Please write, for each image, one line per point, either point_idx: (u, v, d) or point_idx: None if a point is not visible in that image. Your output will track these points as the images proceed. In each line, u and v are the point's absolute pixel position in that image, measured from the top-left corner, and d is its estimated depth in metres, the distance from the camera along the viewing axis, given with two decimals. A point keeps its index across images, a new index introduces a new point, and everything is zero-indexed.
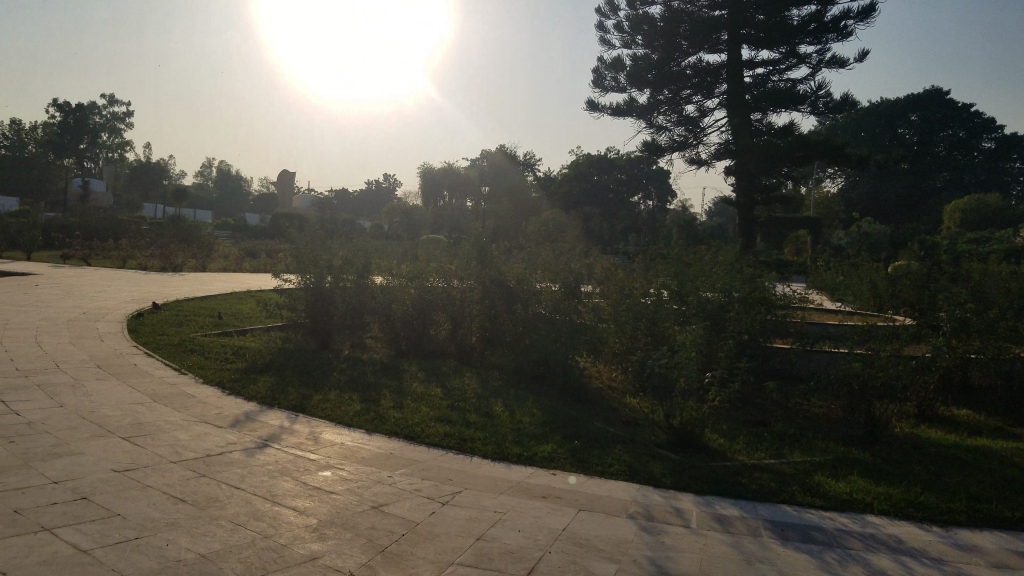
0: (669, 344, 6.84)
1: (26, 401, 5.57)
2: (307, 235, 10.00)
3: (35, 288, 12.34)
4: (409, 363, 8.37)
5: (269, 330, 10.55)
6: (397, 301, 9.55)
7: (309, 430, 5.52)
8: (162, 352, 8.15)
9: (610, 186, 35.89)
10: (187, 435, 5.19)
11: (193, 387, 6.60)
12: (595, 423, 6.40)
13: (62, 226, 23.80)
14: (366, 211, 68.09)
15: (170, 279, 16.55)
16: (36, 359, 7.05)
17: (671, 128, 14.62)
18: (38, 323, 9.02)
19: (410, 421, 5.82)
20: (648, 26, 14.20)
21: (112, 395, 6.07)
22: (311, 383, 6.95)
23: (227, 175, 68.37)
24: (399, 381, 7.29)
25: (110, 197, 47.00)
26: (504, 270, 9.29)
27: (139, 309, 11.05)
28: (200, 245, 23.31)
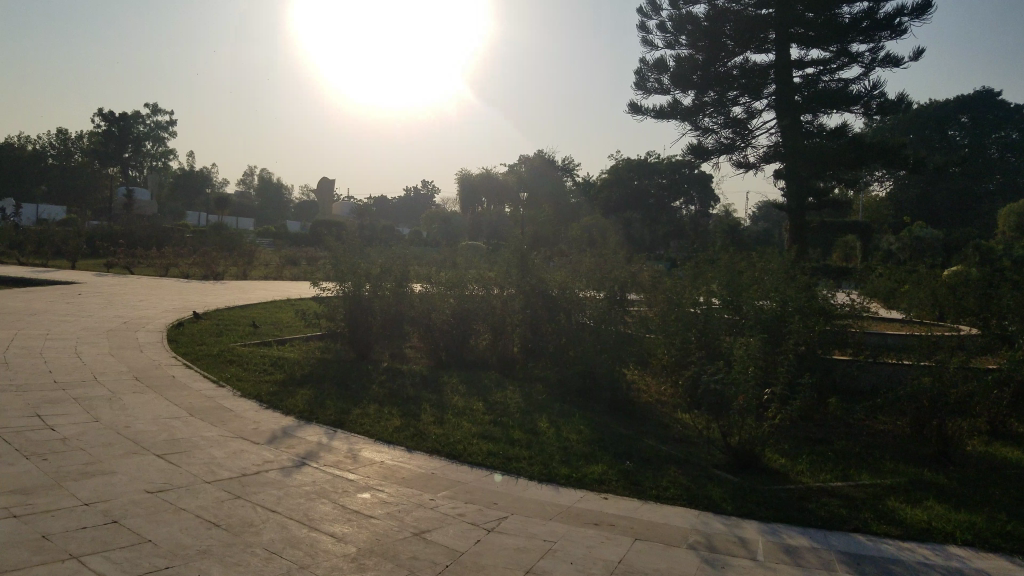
0: (724, 359, 6.55)
1: (62, 416, 5.46)
2: (345, 244, 9.86)
3: (78, 297, 12.42)
4: (450, 375, 8.13)
5: (309, 339, 10.44)
6: (437, 310, 9.33)
7: (348, 447, 5.31)
8: (200, 363, 8.04)
9: (650, 191, 35.49)
10: (223, 452, 5.02)
11: (231, 400, 6.45)
12: (645, 441, 6.10)
13: (107, 234, 24.15)
14: (405, 218, 68.43)
15: (211, 287, 16.60)
16: (74, 371, 6.98)
17: (718, 130, 14.23)
18: (79, 333, 9.00)
19: (452, 438, 5.58)
20: (692, 25, 13.87)
21: (148, 408, 5.94)
22: (350, 396, 6.75)
23: (269, 183, 69.27)
24: (440, 394, 7.08)
25: (154, 206, 47.86)
26: (546, 279, 9.03)
27: (180, 318, 11.02)
28: (241, 252, 23.47)
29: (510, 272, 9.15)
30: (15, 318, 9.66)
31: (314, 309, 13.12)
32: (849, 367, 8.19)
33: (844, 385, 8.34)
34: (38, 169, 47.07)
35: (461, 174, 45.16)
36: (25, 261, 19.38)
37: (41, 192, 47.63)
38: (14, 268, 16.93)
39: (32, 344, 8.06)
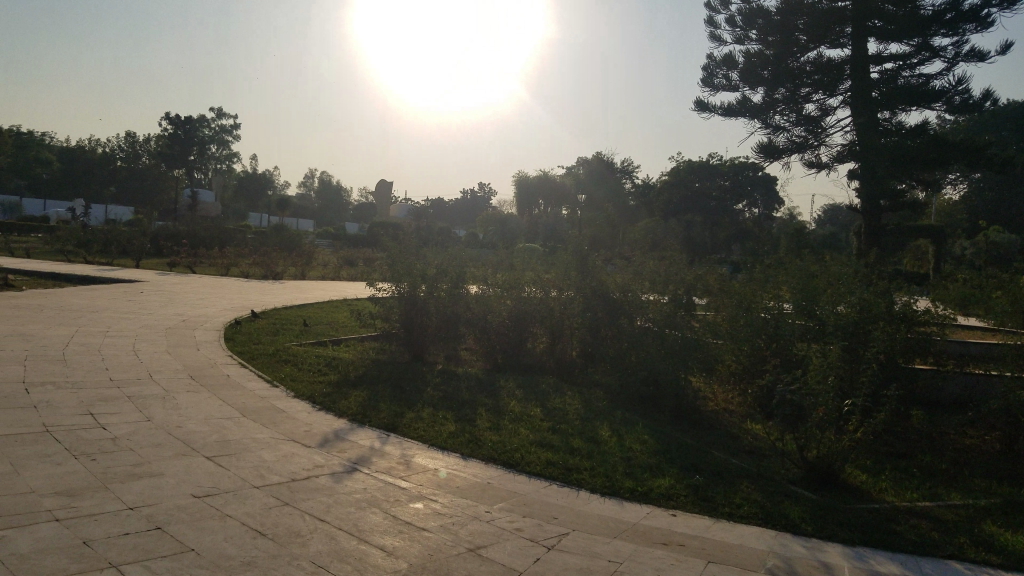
0: (800, 369, 6.17)
1: (115, 415, 5.38)
2: (401, 244, 9.71)
3: (141, 295, 12.59)
4: (507, 379, 7.92)
5: (364, 340, 10.32)
6: (493, 312, 9.17)
7: (401, 453, 5.09)
8: (255, 363, 7.95)
9: (710, 193, 34.75)
10: (273, 455, 4.85)
11: (283, 401, 6.31)
12: (713, 454, 5.73)
13: (172, 234, 24.68)
14: (461, 220, 68.63)
15: (270, 287, 16.72)
16: (130, 369, 6.95)
17: (790, 128, 13.69)
18: (138, 331, 9.04)
19: (509, 445, 5.33)
20: (762, 19, 13.39)
21: (200, 408, 5.83)
22: (404, 399, 6.55)
23: (328, 185, 70.32)
24: (497, 398, 6.83)
25: (218, 207, 48.96)
26: (607, 281, 8.70)
27: (238, 317, 11.04)
28: (299, 253, 23.68)
29: (569, 273, 8.86)
30: (78, 315, 9.78)
31: (370, 310, 13.04)
32: (932, 377, 7.65)
33: (925, 396, 7.81)
34: (109, 172, 48.65)
35: (518, 176, 44.99)
36: (93, 259, 19.88)
37: (112, 194, 49.22)
38: (81, 266, 17.35)
39: (92, 341, 8.10)
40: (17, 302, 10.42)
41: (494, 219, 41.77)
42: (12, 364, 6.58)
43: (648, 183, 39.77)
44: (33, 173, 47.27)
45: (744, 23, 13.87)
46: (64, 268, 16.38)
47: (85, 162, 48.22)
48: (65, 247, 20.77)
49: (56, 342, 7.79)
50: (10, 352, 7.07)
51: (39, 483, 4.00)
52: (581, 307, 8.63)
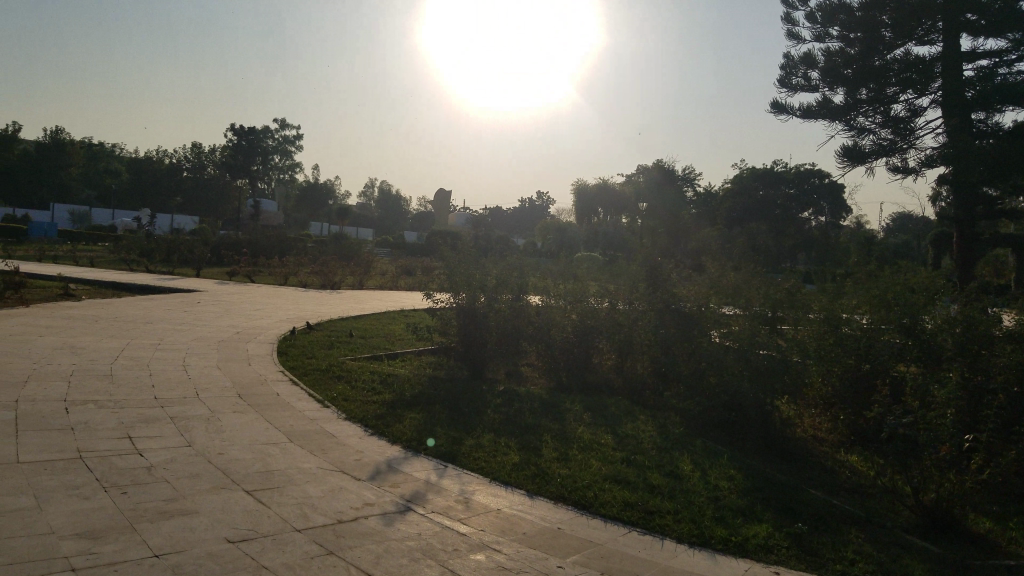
0: (908, 399, 5.45)
1: (155, 440, 5.00)
2: (459, 253, 9.24)
3: (198, 306, 12.43)
4: (575, 400, 7.36)
5: (422, 355, 9.87)
6: (557, 327, 8.64)
7: (459, 489, 4.56)
8: (307, 379, 7.56)
9: (776, 200, 33.58)
10: (320, 489, 4.38)
11: (333, 423, 5.87)
12: (810, 495, 5.05)
13: (233, 244, 24.86)
14: (519, 228, 68.28)
15: (328, 296, 16.50)
16: (177, 386, 6.60)
17: (875, 130, 12.75)
18: (190, 344, 8.76)
19: (579, 482, 4.78)
20: (844, 14, 12.70)
21: (246, 431, 5.42)
22: (462, 423, 6.03)
23: (388, 194, 70.81)
24: (563, 424, 6.28)
25: (279, 216, 49.64)
26: (678, 293, 8.05)
27: (292, 329, 10.75)
28: (358, 262, 23.55)
29: (638, 285, 8.25)
30: (132, 327, 9.58)
31: (427, 322, 12.63)
32: None
33: None
34: (177, 182, 49.78)
35: (576, 184, 44.40)
36: (156, 269, 20.04)
37: (178, 204, 50.33)
38: (144, 276, 17.44)
39: (143, 355, 7.82)
40: (74, 312, 10.29)
41: (552, 228, 41.25)
42: (57, 381, 6.29)
43: (712, 191, 38.72)
44: (105, 184, 48.64)
45: (824, 20, 13.18)
46: (127, 277, 16.44)
47: (154, 172, 49.44)
48: (130, 255, 21.00)
49: (106, 357, 7.52)
50: (57, 367, 6.80)
51: (61, 522, 3.58)
52: (650, 322, 8.00)
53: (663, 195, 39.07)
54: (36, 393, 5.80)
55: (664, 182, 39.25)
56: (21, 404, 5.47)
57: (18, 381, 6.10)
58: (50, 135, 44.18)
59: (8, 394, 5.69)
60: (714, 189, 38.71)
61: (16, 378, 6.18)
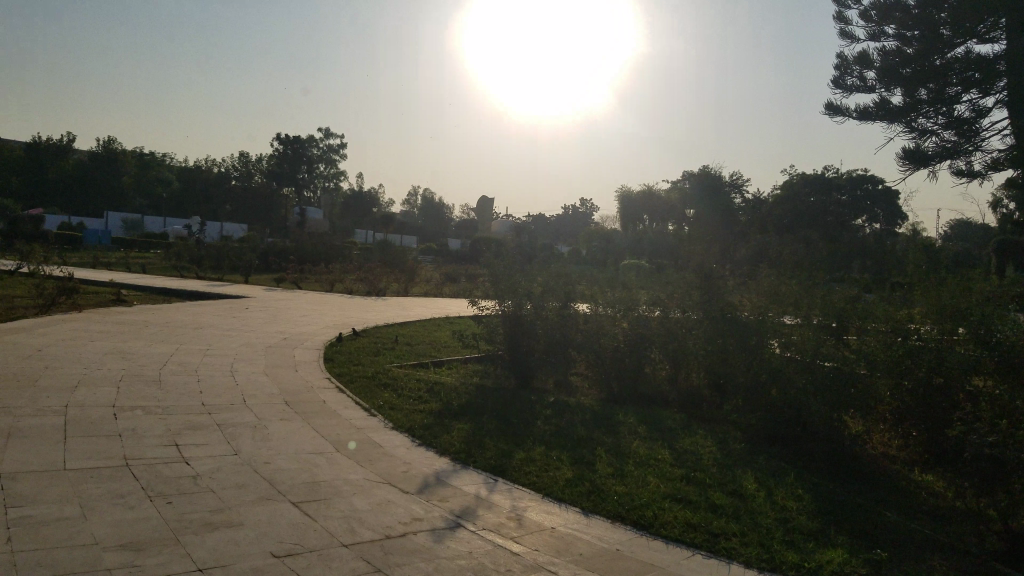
0: (988, 415, 5.11)
1: (202, 448, 4.92)
2: (505, 260, 9.09)
3: (246, 312, 12.49)
4: (627, 413, 7.14)
5: (468, 364, 9.73)
6: (607, 336, 8.40)
7: (511, 505, 4.38)
8: (354, 387, 7.47)
9: (827, 207, 32.78)
10: (368, 502, 4.24)
11: (380, 433, 5.74)
12: (883, 517, 4.75)
13: (281, 251, 25.12)
14: (563, 235, 67.96)
15: (374, 303, 16.50)
16: (225, 393, 6.55)
17: (937, 131, 12.27)
18: (238, 350, 8.75)
19: (637, 501, 4.57)
20: (900, 12, 12.25)
21: (292, 440, 5.31)
22: (512, 435, 5.86)
23: (432, 201, 71.13)
24: (616, 438, 6.06)
25: (326, 223, 50.20)
26: (733, 301, 7.77)
27: (339, 336, 10.70)
28: (402, 269, 23.57)
29: (691, 293, 7.99)
30: (181, 332, 9.62)
31: (472, 330, 12.49)
32: None
33: None
34: (226, 190, 50.72)
35: (621, 191, 44.01)
36: (206, 276, 20.32)
37: (227, 212, 51.24)
38: (195, 282, 17.67)
39: (191, 361, 7.81)
40: (125, 318, 10.40)
41: (596, 234, 40.86)
42: (106, 386, 6.29)
43: (760, 197, 37.97)
44: (156, 192, 49.80)
45: (880, 17, 12.74)
46: (177, 283, 16.66)
47: (203, 181, 50.47)
48: (179, 262, 21.34)
49: (155, 362, 7.53)
50: (107, 372, 6.81)
51: (106, 533, 3.48)
52: (704, 331, 7.72)
53: (710, 202, 38.45)
54: (85, 398, 5.79)
55: (712, 189, 38.58)
56: (71, 409, 5.45)
57: (69, 386, 6.11)
58: (105, 145, 45.40)
59: (57, 399, 5.68)
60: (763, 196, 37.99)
61: (66, 383, 6.18)
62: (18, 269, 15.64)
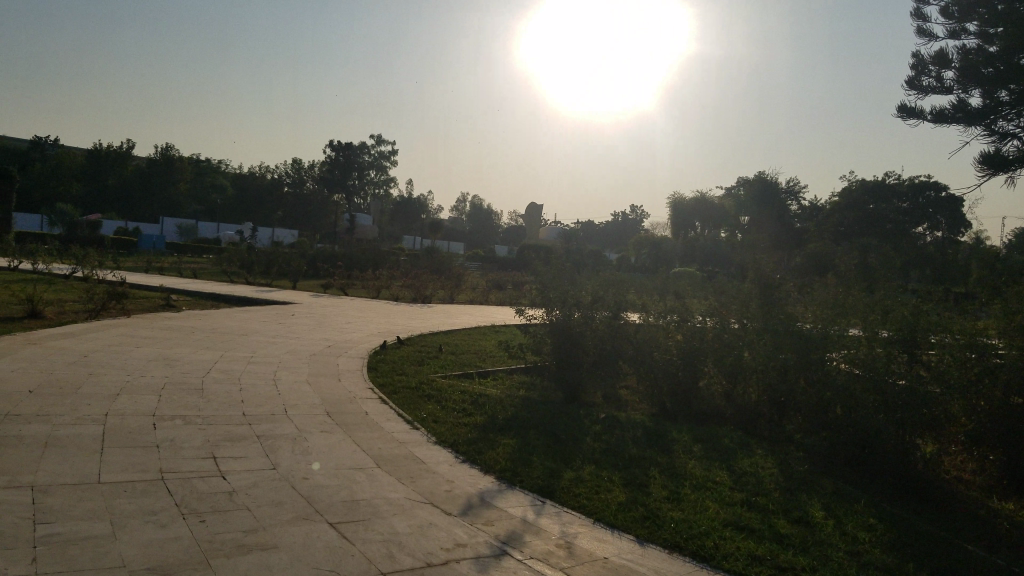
0: None
1: (239, 461, 4.76)
2: (554, 268, 8.82)
3: (292, 318, 12.45)
4: (681, 430, 6.80)
5: (515, 375, 9.47)
6: (659, 348, 8.07)
7: (560, 531, 4.10)
8: (398, 398, 7.28)
9: (888, 214, 31.72)
10: (408, 524, 4.01)
11: (423, 448, 5.51)
12: (966, 554, 4.36)
13: (329, 257, 25.27)
14: (612, 241, 67.33)
15: (420, 310, 16.38)
16: (266, 402, 6.41)
17: (1020, 134, 11.60)
18: (282, 358, 8.66)
19: (696, 529, 4.27)
20: (984, 9, 11.68)
21: (332, 454, 5.12)
22: (562, 452, 5.58)
23: (480, 208, 71.20)
24: (671, 458, 5.74)
25: (374, 230, 50.60)
26: (793, 312, 7.37)
27: (384, 344, 10.56)
28: (450, 276, 23.47)
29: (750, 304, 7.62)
30: (227, 338, 9.59)
31: (519, 340, 12.24)
32: None
33: None
34: (276, 197, 51.55)
35: (673, 197, 43.41)
36: (255, 281, 20.49)
37: (278, 218, 52.06)
38: (244, 287, 17.82)
39: (234, 368, 7.72)
40: (173, 323, 10.42)
41: (646, 242, 40.28)
42: (148, 394, 6.21)
43: (818, 205, 36.91)
44: (210, 198, 50.85)
45: (963, 14, 12.20)
46: (227, 288, 16.78)
47: (256, 188, 51.35)
48: (230, 267, 21.58)
49: (199, 369, 7.46)
50: (150, 379, 6.75)
51: (133, 553, 3.32)
52: (763, 344, 7.34)
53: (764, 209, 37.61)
54: (126, 407, 5.71)
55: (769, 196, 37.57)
56: (111, 419, 5.37)
57: (111, 395, 6.05)
58: (161, 152, 46.56)
59: (98, 408, 5.61)
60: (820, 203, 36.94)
61: (109, 391, 6.12)
62: (73, 273, 15.95)
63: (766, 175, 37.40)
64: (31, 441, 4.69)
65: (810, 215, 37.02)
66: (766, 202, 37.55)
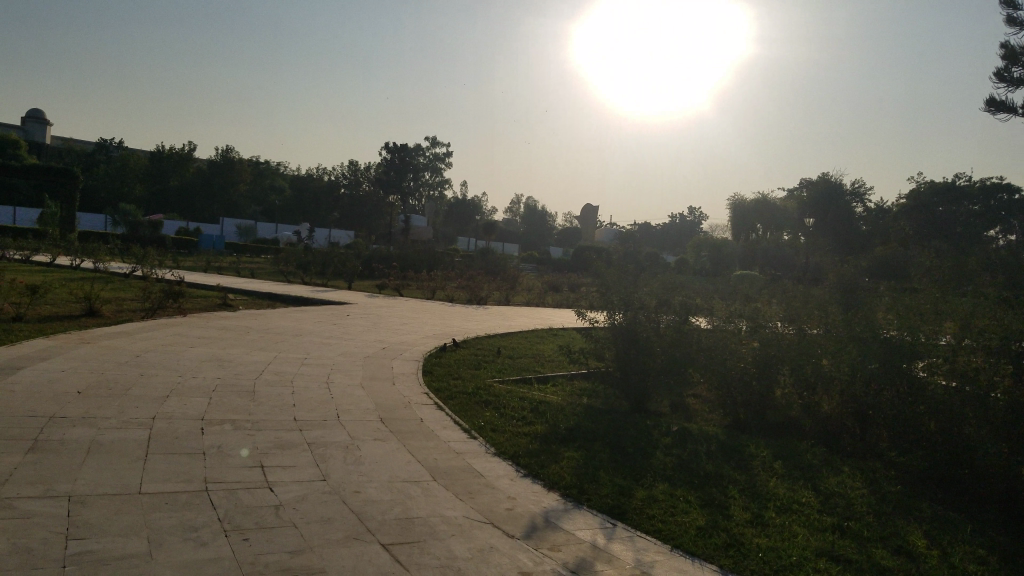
0: None
1: (289, 471, 4.48)
2: (617, 270, 8.37)
3: (347, 319, 12.27)
4: (758, 444, 6.31)
5: (574, 381, 9.07)
6: (731, 355, 7.56)
7: (635, 560, 3.68)
8: (455, 404, 6.95)
9: (958, 218, 30.36)
10: (468, 547, 3.65)
11: (481, 459, 5.16)
12: None
13: (385, 258, 25.25)
14: (668, 244, 66.29)
15: (476, 311, 16.10)
16: (318, 407, 6.13)
17: None
18: (336, 360, 8.41)
19: (786, 559, 3.82)
20: None
21: (385, 465, 4.79)
22: (631, 468, 5.15)
23: (534, 210, 70.79)
24: (751, 475, 5.28)
25: (429, 231, 50.75)
26: (880, 318, 6.78)
27: (438, 347, 10.25)
28: (504, 278, 23.19)
29: None
30: (280, 339, 9.40)
31: (578, 344, 11.83)
32: None
33: None
34: (333, 198, 52.11)
35: (732, 199, 42.42)
36: (312, 281, 20.54)
37: (335, 219, 52.61)
38: (300, 287, 17.82)
39: (287, 371, 7.50)
40: (227, 323, 10.30)
41: (704, 244, 39.36)
42: (198, 397, 6.01)
43: (884, 208, 35.57)
44: (269, 200, 51.65)
45: None
46: (283, 288, 16.78)
47: (313, 189, 52.02)
48: (287, 267, 21.67)
49: (251, 371, 7.25)
50: (200, 381, 6.56)
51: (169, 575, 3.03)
52: (846, 352, 6.79)
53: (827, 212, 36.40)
54: (174, 411, 5.50)
55: (834, 199, 36.02)
56: (158, 423, 5.16)
57: (160, 397, 5.86)
58: (222, 154, 47.49)
59: (146, 411, 5.41)
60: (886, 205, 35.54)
61: (158, 393, 5.94)
62: (133, 272, 16.12)
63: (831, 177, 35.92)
64: (73, 447, 4.50)
65: (875, 219, 35.68)
66: (830, 204, 36.05)
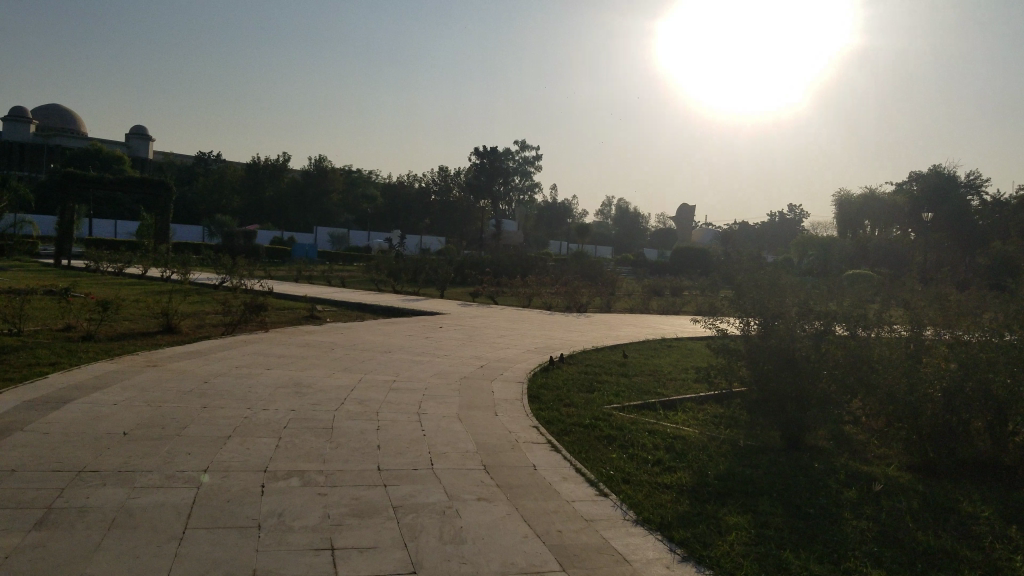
0: None
1: (368, 559, 3.29)
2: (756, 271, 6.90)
3: (439, 332, 11.18)
4: (981, 514, 4.78)
5: (707, 408, 7.64)
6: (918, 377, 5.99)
7: None
8: (571, 442, 5.69)
9: None
10: None
11: (619, 533, 3.87)
12: None
13: (478, 264, 24.31)
14: (769, 242, 63.08)
15: (577, 320, 14.84)
16: (407, 449, 4.98)
17: None
18: (428, 382, 7.30)
19: None
20: None
21: (495, 544, 3.56)
22: (829, 558, 3.75)
23: (626, 210, 68.47)
24: (1003, 569, 3.81)
25: (519, 235, 49.80)
26: None
27: (542, 364, 9.00)
28: (603, 283, 21.82)
29: None
30: (367, 357, 8.38)
31: (699, 359, 10.41)
32: None
33: None
34: (425, 204, 52.12)
35: (840, 194, 39.70)
36: (402, 289, 19.75)
37: (426, 225, 52.45)
38: (391, 296, 16.93)
39: (372, 398, 6.40)
40: (311, 339, 9.39)
41: (809, 242, 36.59)
42: (264, 437, 4.95)
43: (1001, 199, 32.49)
44: (361, 208, 51.87)
45: None
46: (373, 297, 15.93)
47: (405, 198, 51.99)
48: (378, 275, 20.91)
49: (332, 399, 6.21)
50: (271, 415, 5.53)
51: None
52: None
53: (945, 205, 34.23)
54: (234, 459, 4.45)
55: (943, 191, 34.34)
56: (209, 479, 4.08)
57: (220, 438, 4.83)
58: (314, 164, 47.88)
59: (200, 461, 4.36)
60: (1003, 198, 32.59)
61: (217, 434, 4.90)
62: (222, 282, 15.61)
63: (940, 167, 34.25)
64: (94, 521, 3.40)
65: (991, 211, 32.58)
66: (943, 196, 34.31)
